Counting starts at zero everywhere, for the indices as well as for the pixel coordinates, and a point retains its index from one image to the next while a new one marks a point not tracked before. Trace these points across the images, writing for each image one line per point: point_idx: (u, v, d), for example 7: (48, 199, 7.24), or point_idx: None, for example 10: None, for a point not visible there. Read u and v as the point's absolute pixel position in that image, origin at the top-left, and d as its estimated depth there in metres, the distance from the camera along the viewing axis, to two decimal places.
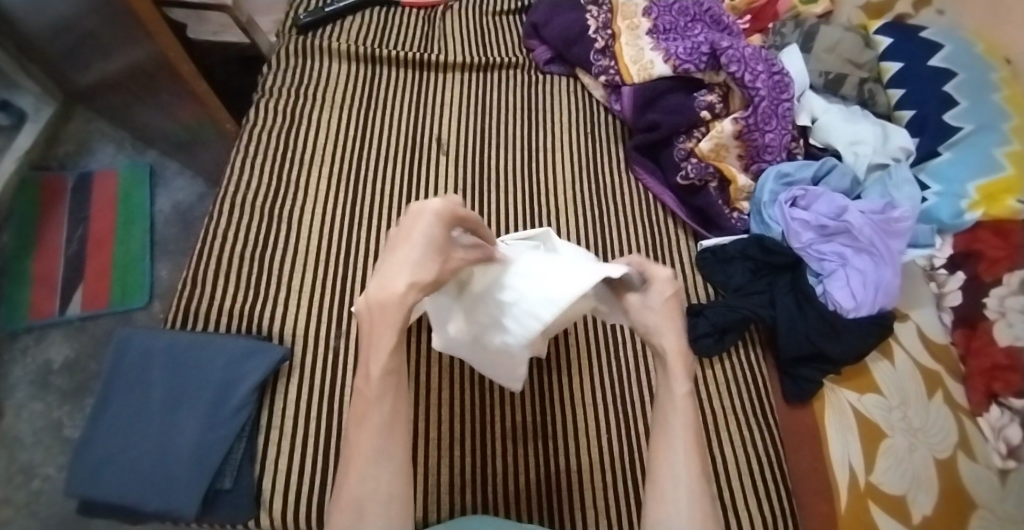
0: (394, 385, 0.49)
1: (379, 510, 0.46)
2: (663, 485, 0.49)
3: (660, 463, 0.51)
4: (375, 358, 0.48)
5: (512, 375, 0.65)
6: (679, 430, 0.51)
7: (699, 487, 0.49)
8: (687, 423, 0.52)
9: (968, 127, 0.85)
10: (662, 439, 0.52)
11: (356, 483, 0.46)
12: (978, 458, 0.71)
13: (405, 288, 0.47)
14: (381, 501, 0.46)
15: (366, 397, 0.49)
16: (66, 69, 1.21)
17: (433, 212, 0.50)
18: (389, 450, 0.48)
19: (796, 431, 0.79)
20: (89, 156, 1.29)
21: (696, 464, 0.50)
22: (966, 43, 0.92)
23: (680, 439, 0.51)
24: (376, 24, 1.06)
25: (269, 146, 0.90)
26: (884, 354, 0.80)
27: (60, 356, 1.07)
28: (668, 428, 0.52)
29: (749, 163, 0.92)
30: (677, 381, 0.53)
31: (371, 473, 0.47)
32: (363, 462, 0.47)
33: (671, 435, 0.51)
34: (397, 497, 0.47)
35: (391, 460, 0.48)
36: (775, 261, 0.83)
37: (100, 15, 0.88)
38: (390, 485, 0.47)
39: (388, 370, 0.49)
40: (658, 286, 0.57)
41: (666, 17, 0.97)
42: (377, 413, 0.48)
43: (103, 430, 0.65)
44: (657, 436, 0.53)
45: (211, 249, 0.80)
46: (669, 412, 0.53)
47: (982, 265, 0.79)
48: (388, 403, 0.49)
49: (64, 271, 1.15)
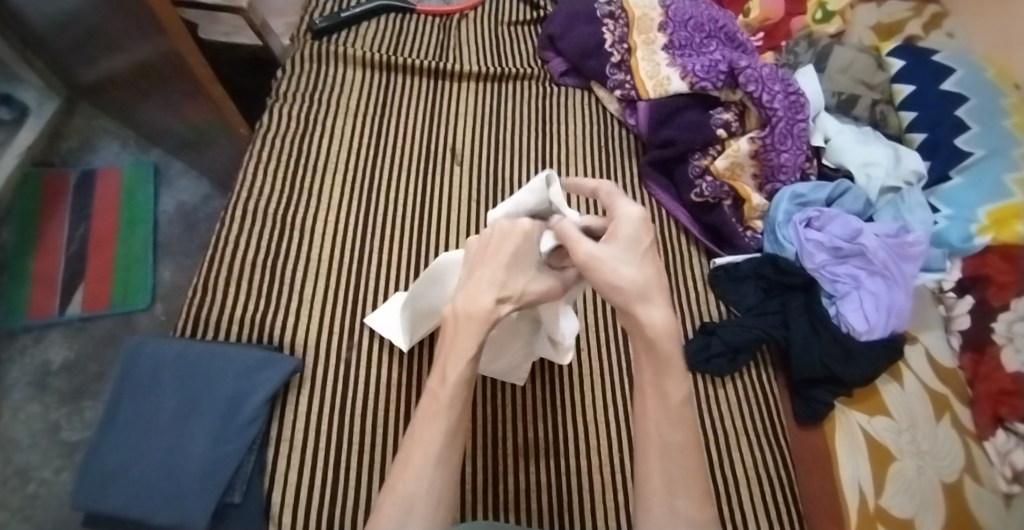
0: (465, 395, 0.47)
1: (417, 511, 0.44)
2: (658, 520, 0.42)
3: (653, 494, 0.42)
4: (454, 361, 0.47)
5: (514, 375, 0.73)
6: (677, 451, 0.42)
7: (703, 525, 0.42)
8: (684, 441, 0.43)
9: (978, 152, 0.86)
10: (650, 462, 0.42)
11: (406, 482, 0.44)
12: (984, 483, 0.71)
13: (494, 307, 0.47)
14: (429, 501, 0.44)
15: (438, 399, 0.47)
16: (73, 64, 1.19)
17: (523, 230, 0.50)
18: (445, 454, 0.46)
19: (807, 452, 0.79)
20: (93, 153, 1.28)
21: (695, 493, 0.42)
22: (976, 68, 0.93)
23: (675, 461, 0.42)
24: (391, 31, 1.05)
25: (282, 151, 0.89)
26: (894, 376, 0.79)
27: (60, 357, 1.06)
28: (662, 448, 0.42)
29: (763, 183, 0.92)
30: (671, 382, 0.43)
31: (427, 481, 0.44)
32: (418, 461, 0.45)
33: (665, 455, 0.42)
34: (440, 502, 0.45)
35: (446, 465, 0.45)
36: (788, 281, 0.84)
37: (113, 12, 0.86)
38: (440, 490, 0.45)
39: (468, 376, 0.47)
40: (626, 227, 0.47)
41: (682, 33, 0.98)
42: (444, 417, 0.46)
43: (114, 439, 0.64)
44: (644, 456, 0.43)
45: (223, 255, 0.79)
46: (660, 425, 0.43)
47: (991, 290, 0.79)
48: (455, 410, 0.47)
49: (65, 270, 1.13)
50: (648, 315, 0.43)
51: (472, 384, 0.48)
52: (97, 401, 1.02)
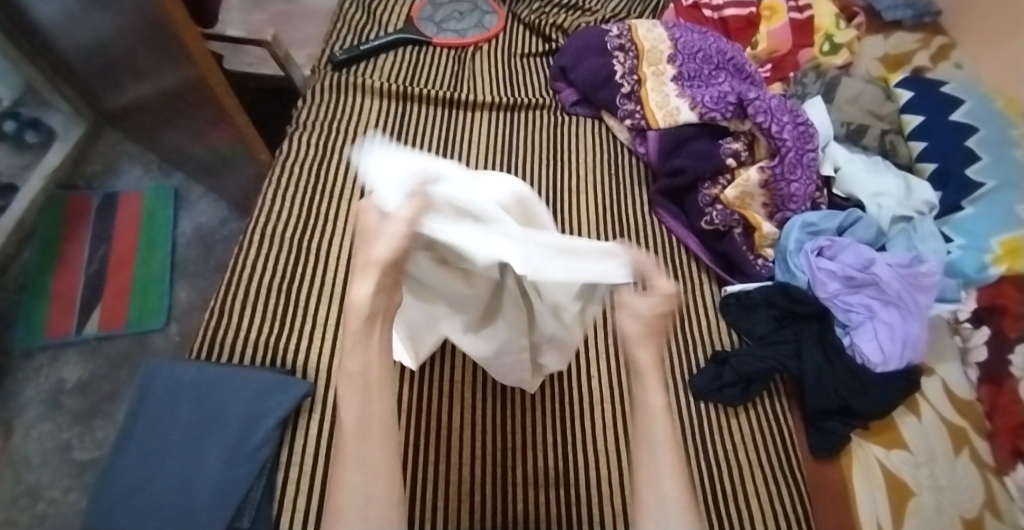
0: (361, 390, 0.47)
1: (356, 510, 0.43)
2: (650, 502, 0.47)
3: (642, 481, 0.48)
4: (352, 355, 0.48)
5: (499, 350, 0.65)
6: (659, 444, 0.49)
7: (684, 505, 0.46)
8: (667, 434, 0.49)
9: (990, 183, 0.87)
10: (643, 455, 0.49)
11: (346, 491, 0.44)
12: (1004, 519, 0.69)
13: (372, 297, 0.47)
14: (358, 503, 0.44)
15: (346, 396, 0.48)
16: (100, 90, 1.23)
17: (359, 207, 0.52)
18: (366, 450, 0.45)
19: (821, 486, 0.77)
20: (115, 176, 1.31)
21: (679, 480, 0.48)
22: (985, 98, 0.95)
23: (661, 453, 0.49)
24: (407, 62, 1.08)
25: (299, 178, 0.91)
26: (911, 408, 0.78)
27: (73, 376, 1.06)
28: (647, 443, 0.49)
29: (773, 211, 0.93)
30: (651, 387, 0.51)
31: (363, 482, 0.44)
32: (351, 460, 0.45)
33: (653, 448, 0.49)
34: (376, 502, 0.44)
35: (375, 467, 0.45)
36: (800, 310, 0.83)
37: (142, 40, 0.89)
38: (382, 489, 0.45)
39: (361, 369, 0.47)
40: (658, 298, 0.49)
41: (690, 65, 1.00)
42: (349, 413, 0.47)
43: (128, 459, 0.64)
44: (638, 448, 0.50)
45: (238, 278, 0.80)
46: (647, 424, 0.50)
47: (1006, 320, 0.78)
48: (355, 401, 0.47)
49: (83, 290, 1.14)
50: (641, 351, 0.51)
51: (370, 373, 0.48)
52: (109, 421, 1.02)
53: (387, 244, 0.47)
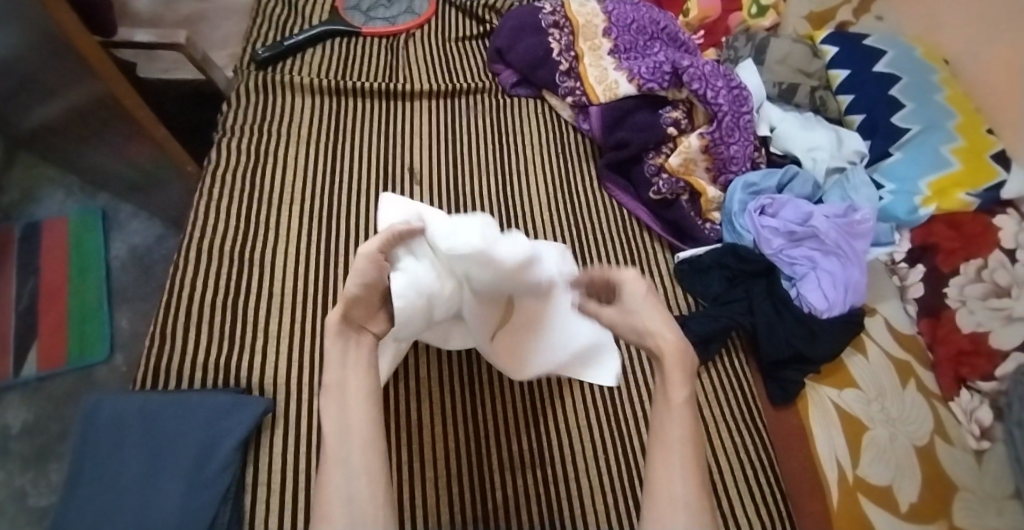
0: (340, 401, 0.49)
1: (342, 511, 0.44)
2: (663, 503, 0.45)
3: (658, 479, 0.47)
4: (331, 369, 0.50)
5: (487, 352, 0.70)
6: (677, 442, 0.48)
7: (701, 508, 0.45)
8: (687, 435, 0.48)
9: (915, 127, 0.91)
10: (662, 453, 0.48)
11: (329, 491, 0.45)
12: (954, 442, 0.74)
13: (341, 320, 0.51)
14: (349, 502, 0.44)
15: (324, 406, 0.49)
16: (6, 113, 1.15)
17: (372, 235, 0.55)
18: (348, 455, 0.46)
19: (783, 432, 0.81)
20: (36, 204, 1.23)
21: (694, 482, 0.46)
22: (907, 46, 0.99)
23: (679, 454, 0.47)
24: (337, 56, 1.05)
25: (235, 188, 0.88)
26: (858, 348, 0.82)
27: (18, 420, 1.01)
28: (664, 442, 0.49)
29: (716, 175, 0.95)
30: (675, 385, 0.51)
31: (344, 477, 0.46)
32: (334, 462, 0.46)
33: (671, 448, 0.48)
34: (360, 497, 0.45)
35: (356, 466, 0.46)
36: (749, 268, 0.86)
37: (43, 57, 0.84)
38: (367, 491, 0.45)
39: (338, 382, 0.50)
40: (632, 288, 0.57)
41: (626, 37, 1.00)
42: (333, 419, 0.48)
43: (80, 502, 0.61)
44: (655, 451, 0.49)
45: (182, 299, 0.77)
46: (665, 422, 0.50)
47: (940, 256, 0.83)
48: (335, 409, 0.49)
49: (16, 328, 1.08)
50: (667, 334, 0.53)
51: (347, 384, 0.50)
52: (62, 462, 0.98)
53: (355, 280, 0.50)
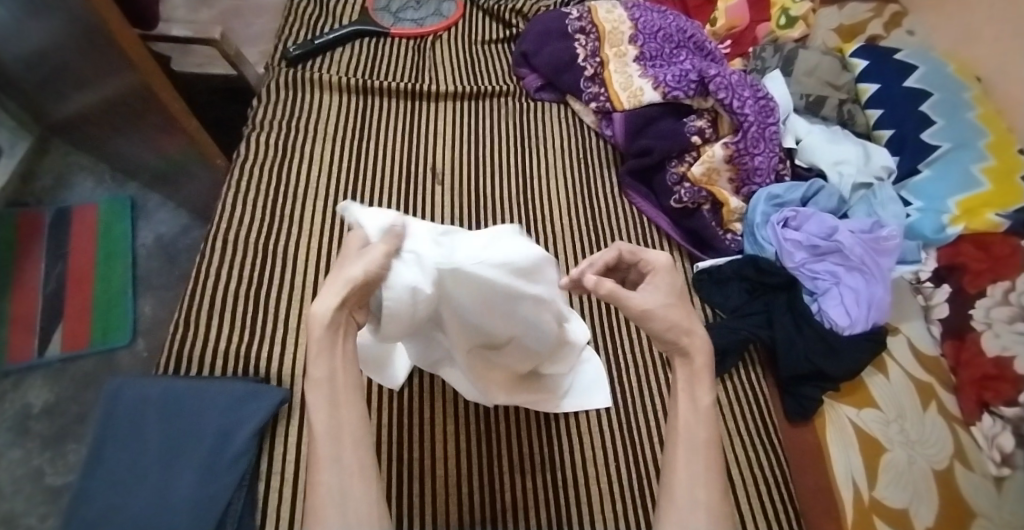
0: (329, 395, 0.46)
1: (333, 511, 0.44)
2: (681, 505, 0.45)
3: (677, 481, 0.46)
4: (316, 362, 0.47)
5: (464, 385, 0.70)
6: (700, 444, 0.48)
7: (722, 513, 0.45)
8: (711, 439, 0.48)
9: (944, 145, 0.89)
10: (680, 454, 0.48)
11: (321, 492, 0.44)
12: (974, 467, 0.72)
13: (335, 310, 0.46)
14: (345, 500, 0.44)
15: (313, 403, 0.46)
16: (43, 101, 1.18)
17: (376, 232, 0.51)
18: (341, 455, 0.46)
19: (799, 450, 0.79)
20: (68, 190, 1.26)
21: (716, 485, 0.46)
22: (939, 62, 0.98)
23: (700, 456, 0.47)
24: (365, 55, 1.06)
25: (260, 181, 0.89)
26: (879, 368, 0.81)
27: (40, 400, 1.03)
28: (690, 442, 0.48)
29: (739, 186, 0.94)
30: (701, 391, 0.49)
31: (338, 481, 0.45)
32: (325, 463, 0.45)
33: (692, 449, 0.48)
34: (354, 499, 0.45)
35: (348, 467, 0.45)
36: (769, 281, 0.85)
37: (81, 46, 0.86)
38: (360, 492, 0.45)
39: (327, 376, 0.46)
40: (665, 274, 0.53)
41: (652, 44, 1.00)
42: (323, 420, 0.46)
43: (98, 482, 0.62)
44: (672, 454, 0.48)
45: (204, 289, 0.78)
46: (688, 423, 0.49)
47: (966, 277, 0.81)
48: (325, 407, 0.46)
49: (43, 311, 1.10)
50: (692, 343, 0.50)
51: (337, 379, 0.47)
52: (81, 443, 1.00)
53: (361, 265, 0.46)
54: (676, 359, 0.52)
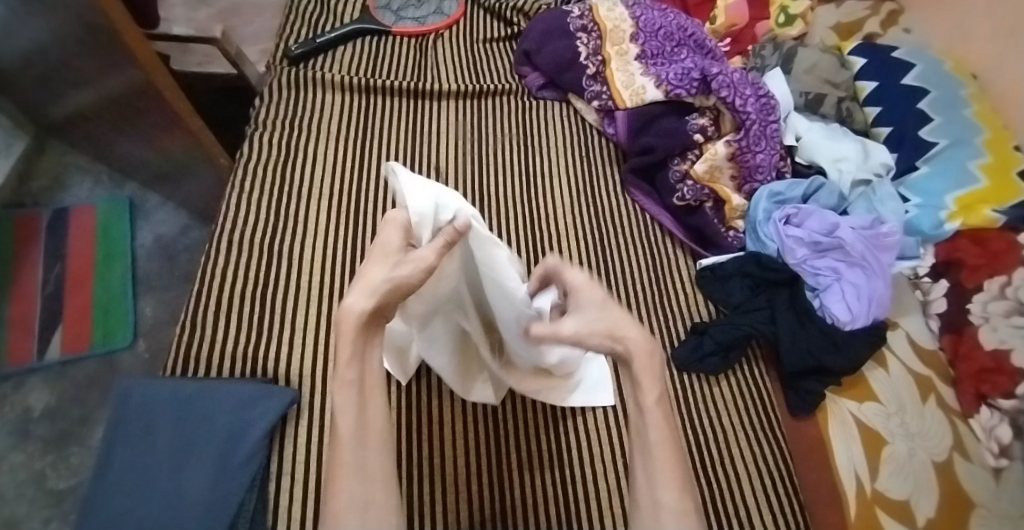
0: (357, 397, 0.48)
1: (354, 515, 0.45)
2: (646, 509, 0.48)
3: (642, 488, 0.49)
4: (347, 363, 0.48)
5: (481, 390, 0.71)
6: (656, 448, 0.49)
7: (686, 513, 0.47)
8: (663, 442, 0.49)
9: (942, 142, 0.91)
10: (642, 457, 0.50)
11: (342, 496, 0.45)
12: (973, 459, 0.73)
13: (370, 311, 0.47)
14: (370, 504, 0.45)
15: (341, 404, 0.48)
16: (41, 100, 1.17)
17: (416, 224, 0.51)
18: (365, 459, 0.47)
19: (801, 443, 0.81)
20: (66, 191, 1.25)
21: (675, 486, 0.48)
22: (936, 61, 0.99)
23: (659, 458, 0.49)
24: (367, 54, 1.06)
25: (265, 180, 0.89)
26: (879, 362, 0.82)
27: (41, 403, 1.03)
28: (644, 446, 0.50)
29: (741, 184, 0.95)
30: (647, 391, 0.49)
31: (358, 484, 0.45)
32: (347, 469, 0.46)
33: (649, 453, 0.49)
34: (373, 504, 0.46)
35: (370, 471, 0.46)
36: (772, 277, 0.86)
37: (82, 43, 0.85)
38: (379, 497, 0.46)
39: (357, 378, 0.48)
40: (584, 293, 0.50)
41: (653, 43, 1.01)
42: (349, 420, 0.47)
43: (109, 485, 0.62)
44: (636, 460, 0.51)
45: (211, 289, 0.78)
46: (643, 429, 0.50)
47: (964, 272, 0.83)
48: (353, 409, 0.48)
49: (42, 313, 1.10)
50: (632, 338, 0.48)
51: (365, 382, 0.49)
52: (84, 445, 1.00)
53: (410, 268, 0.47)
54: (620, 360, 0.51)
